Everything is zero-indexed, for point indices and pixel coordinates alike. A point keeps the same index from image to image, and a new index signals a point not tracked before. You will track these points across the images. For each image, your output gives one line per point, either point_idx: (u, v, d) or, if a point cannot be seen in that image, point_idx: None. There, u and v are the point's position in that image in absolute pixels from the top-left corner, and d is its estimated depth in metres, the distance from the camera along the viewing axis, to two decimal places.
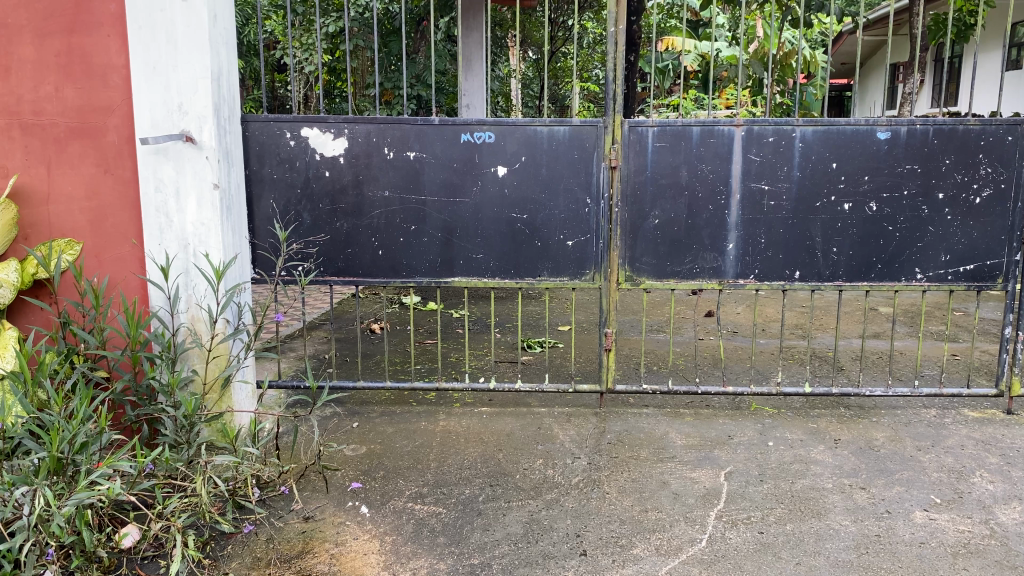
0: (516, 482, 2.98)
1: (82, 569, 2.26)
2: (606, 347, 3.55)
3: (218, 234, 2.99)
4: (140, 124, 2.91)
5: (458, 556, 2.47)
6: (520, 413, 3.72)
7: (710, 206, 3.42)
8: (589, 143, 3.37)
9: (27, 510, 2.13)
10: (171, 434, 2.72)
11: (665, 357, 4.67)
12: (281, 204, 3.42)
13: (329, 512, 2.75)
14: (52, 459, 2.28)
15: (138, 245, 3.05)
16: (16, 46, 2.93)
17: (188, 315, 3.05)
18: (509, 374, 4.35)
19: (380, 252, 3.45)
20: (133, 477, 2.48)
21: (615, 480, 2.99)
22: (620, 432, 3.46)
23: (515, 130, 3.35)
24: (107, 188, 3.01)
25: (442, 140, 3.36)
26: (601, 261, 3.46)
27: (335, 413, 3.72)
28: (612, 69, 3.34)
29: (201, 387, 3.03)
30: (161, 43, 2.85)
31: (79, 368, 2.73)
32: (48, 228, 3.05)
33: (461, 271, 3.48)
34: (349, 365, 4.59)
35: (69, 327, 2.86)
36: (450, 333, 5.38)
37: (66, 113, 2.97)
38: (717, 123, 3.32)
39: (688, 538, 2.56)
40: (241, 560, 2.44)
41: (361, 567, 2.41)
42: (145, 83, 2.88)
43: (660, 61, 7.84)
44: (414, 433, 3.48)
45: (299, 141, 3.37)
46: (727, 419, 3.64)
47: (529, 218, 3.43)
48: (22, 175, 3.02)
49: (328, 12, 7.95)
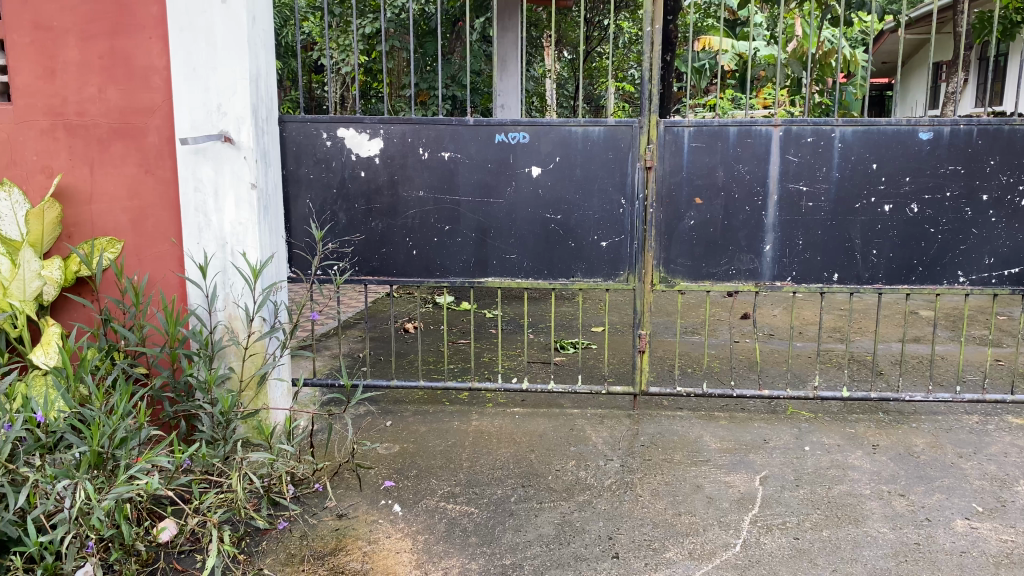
0: (548, 483, 2.97)
1: (121, 562, 2.32)
2: (639, 349, 3.53)
3: (256, 233, 3.03)
4: (180, 125, 2.95)
5: (490, 556, 2.47)
6: (552, 415, 3.71)
7: (747, 206, 3.38)
8: (624, 143, 3.34)
9: (69, 503, 2.20)
10: (209, 430, 2.76)
11: (700, 359, 4.64)
12: (318, 204, 3.45)
13: (362, 510, 2.77)
14: (93, 453, 2.35)
15: (177, 244, 3.10)
16: (61, 49, 2.99)
17: (225, 313, 3.10)
18: (542, 375, 4.35)
19: (415, 252, 3.47)
20: (171, 473, 2.50)
21: (649, 483, 2.97)
22: (654, 435, 3.44)
23: (549, 131, 3.34)
24: (148, 188, 3.07)
25: (477, 141, 3.36)
26: (635, 263, 3.44)
27: (369, 412, 3.75)
28: (648, 68, 3.32)
29: (239, 385, 3.08)
30: (201, 45, 2.89)
31: (119, 365, 2.79)
32: (90, 227, 3.11)
33: (495, 271, 3.48)
34: (383, 364, 4.62)
35: (110, 324, 2.93)
36: (483, 334, 5.39)
37: (108, 115, 3.02)
38: (755, 123, 3.28)
39: (723, 543, 2.53)
40: (276, 557, 2.47)
41: (393, 565, 2.42)
42: (186, 85, 2.93)
43: (698, 60, 7.74)
44: (447, 432, 3.49)
45: (335, 141, 3.39)
46: (763, 423, 3.60)
47: (563, 219, 3.42)
48: (66, 175, 3.08)
49: (364, 14, 7.96)
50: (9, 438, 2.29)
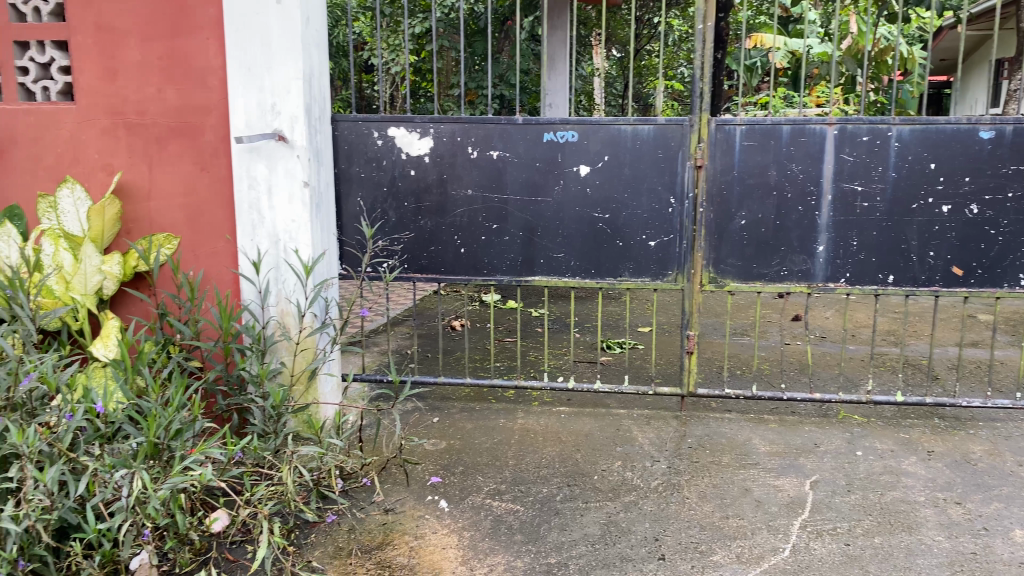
0: (594, 483, 2.96)
1: (176, 550, 2.40)
2: (688, 350, 3.50)
3: (307, 230, 3.07)
4: (236, 124, 3.02)
5: (536, 554, 2.47)
6: (599, 415, 3.70)
7: (800, 206, 3.32)
8: (675, 142, 3.31)
9: (125, 492, 2.28)
10: (261, 423, 2.79)
11: (749, 361, 4.58)
12: (368, 202, 3.50)
13: (408, 505, 2.79)
14: (149, 445, 2.45)
15: (231, 240, 3.16)
16: (123, 50, 3.07)
17: (277, 309, 3.15)
18: (589, 375, 4.34)
19: (462, 250, 3.49)
20: (223, 465, 2.58)
21: (696, 485, 2.94)
22: (701, 437, 3.41)
23: (598, 130, 3.33)
24: (203, 185, 3.13)
25: (526, 140, 3.37)
26: (685, 263, 3.40)
27: (417, 408, 3.78)
28: (699, 66, 3.30)
29: (289, 379, 3.13)
30: (256, 45, 2.94)
31: (175, 358, 2.86)
32: (148, 223, 3.19)
33: (542, 270, 3.48)
34: (430, 361, 4.66)
35: (166, 318, 3.00)
36: (530, 332, 5.39)
37: (166, 114, 3.09)
38: (809, 121, 3.23)
39: (771, 547, 2.50)
40: (324, 549, 2.52)
41: (439, 561, 2.44)
42: (241, 85, 2.98)
43: (749, 58, 7.63)
44: (493, 430, 3.50)
45: (386, 140, 3.43)
46: (813, 426, 3.54)
47: (611, 218, 3.41)
48: (126, 173, 3.16)
49: (415, 14, 8.02)
50: (70, 426, 2.37)
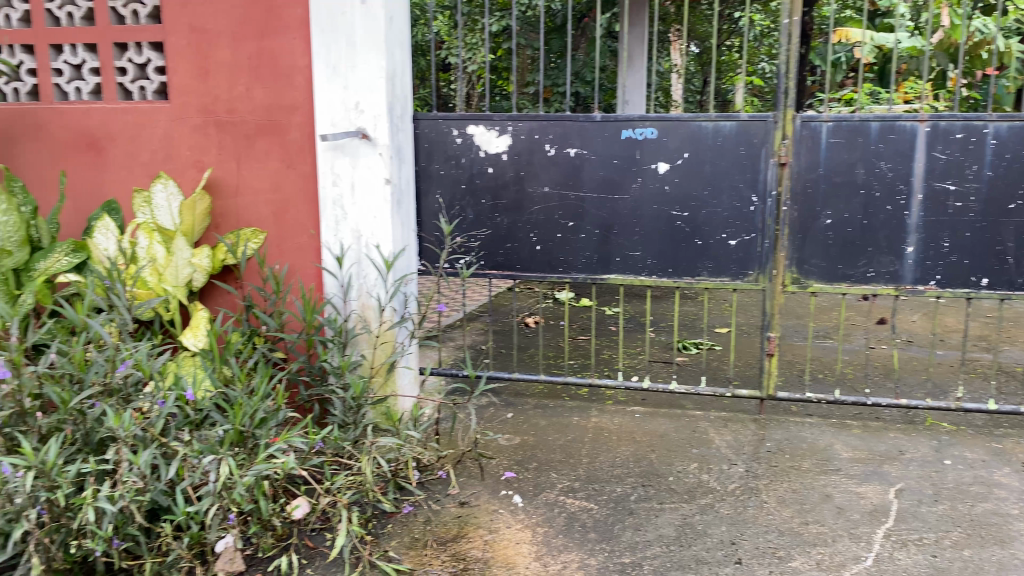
0: (669, 484, 2.94)
1: (259, 535, 2.51)
2: (768, 352, 3.43)
3: (388, 226, 3.13)
4: (320, 122, 3.09)
5: (610, 553, 2.47)
6: (675, 415, 3.66)
7: (888, 205, 3.22)
8: (758, 139, 3.25)
9: (213, 477, 2.38)
10: (340, 414, 2.87)
11: (831, 365, 4.46)
12: (446, 199, 3.54)
13: (483, 499, 2.82)
14: (234, 433, 2.56)
15: (315, 235, 3.24)
16: (215, 50, 3.18)
17: (358, 302, 3.22)
18: (664, 375, 4.30)
19: (539, 247, 3.50)
20: (304, 453, 2.66)
21: (775, 489, 2.88)
22: (780, 441, 3.34)
23: (679, 126, 3.29)
24: (289, 181, 3.22)
25: (604, 137, 3.35)
26: (766, 263, 3.34)
27: (492, 403, 3.81)
28: (784, 62, 3.23)
29: (368, 372, 3.19)
30: (341, 45, 3.01)
31: (260, 349, 2.96)
32: (236, 218, 3.30)
33: (618, 268, 3.46)
34: (504, 357, 4.68)
35: (252, 310, 3.10)
36: (604, 331, 5.37)
37: (255, 112, 3.19)
38: (899, 118, 3.12)
39: (853, 556, 2.43)
40: (400, 539, 2.57)
41: (513, 555, 2.46)
42: (326, 84, 3.06)
43: (835, 54, 7.41)
44: (567, 427, 3.50)
45: (465, 137, 3.47)
46: (899, 433, 3.43)
47: (690, 216, 3.36)
48: (216, 169, 3.28)
49: (493, 12, 8.06)
50: (162, 413, 2.47)
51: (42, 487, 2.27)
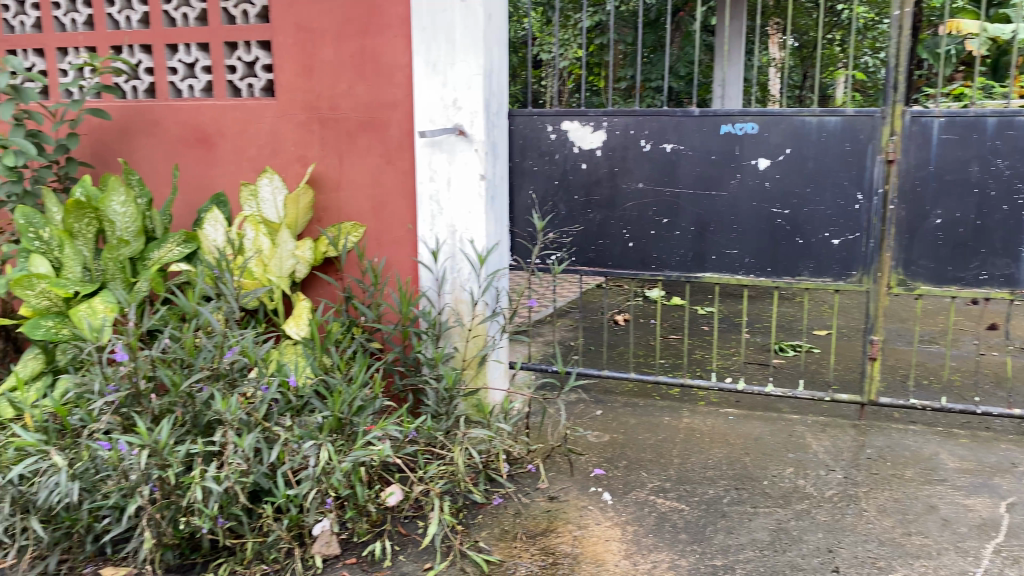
0: (763, 488, 2.88)
1: (354, 519, 2.57)
2: (870, 356, 3.33)
3: (483, 222, 3.17)
4: (419, 118, 3.15)
5: (701, 555, 2.43)
6: (769, 418, 3.58)
7: (1005, 205, 3.07)
8: (864, 135, 3.14)
9: (312, 462, 2.47)
10: (433, 405, 2.92)
11: (937, 371, 4.28)
12: (540, 195, 3.56)
13: (572, 495, 2.83)
14: (334, 420, 2.64)
15: (412, 229, 3.30)
16: (319, 49, 3.28)
17: (452, 296, 3.27)
18: (759, 377, 4.21)
19: (632, 244, 3.48)
20: (399, 441, 2.72)
21: (875, 498, 2.79)
22: (882, 448, 3.22)
23: (780, 122, 3.21)
24: (387, 177, 3.29)
25: (702, 132, 3.30)
26: (870, 263, 3.22)
27: (582, 400, 3.81)
28: (893, 55, 3.12)
29: (461, 364, 3.24)
30: (441, 42, 3.06)
31: (358, 339, 3.05)
32: (337, 212, 3.40)
33: (714, 266, 3.41)
34: (594, 354, 4.67)
35: (351, 301, 3.19)
36: (697, 330, 5.29)
37: (356, 109, 3.27)
38: (1019, 113, 2.97)
39: (959, 570, 2.33)
40: (490, 531, 2.61)
41: (602, 552, 2.45)
42: (425, 81, 3.11)
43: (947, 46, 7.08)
44: (658, 427, 3.47)
45: (560, 133, 3.48)
46: (1011, 445, 3.26)
47: (791, 214, 3.27)
48: (318, 164, 3.38)
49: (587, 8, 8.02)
50: (266, 398, 2.58)
51: (155, 465, 2.39)
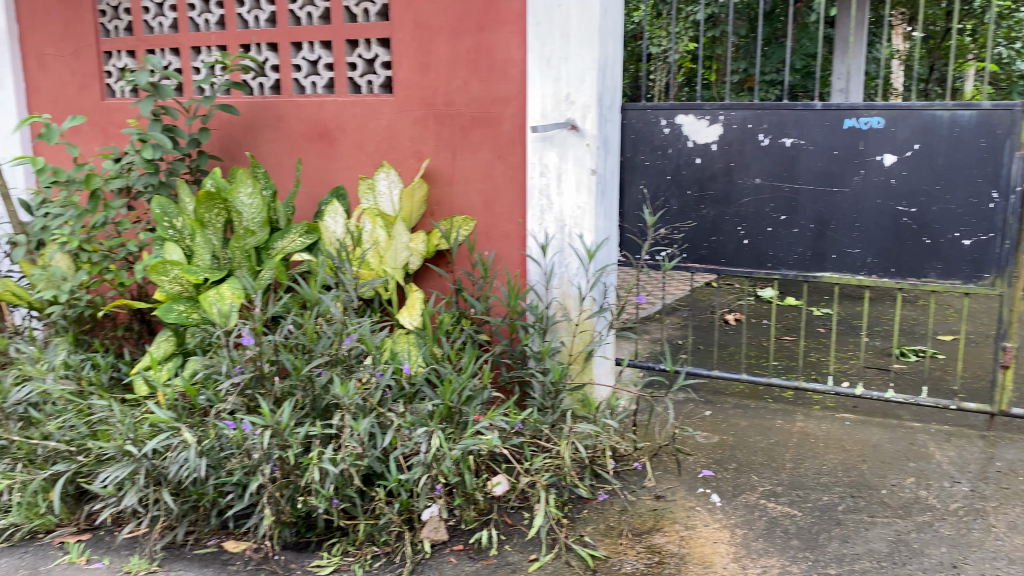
0: (881, 497, 2.76)
1: (462, 506, 2.60)
2: (1003, 363, 3.16)
3: (593, 217, 3.17)
4: (532, 113, 3.17)
5: (814, 562, 2.36)
6: (889, 426, 3.43)
7: None
8: (1001, 130, 2.97)
9: (424, 448, 2.52)
10: (540, 398, 2.95)
11: None
12: (651, 190, 3.53)
13: (680, 495, 2.80)
14: (444, 408, 2.70)
15: (521, 223, 3.32)
16: (436, 45, 3.35)
17: (560, 291, 3.29)
18: (878, 382, 4.04)
19: (746, 241, 3.40)
20: (507, 432, 2.75)
21: (1005, 514, 2.64)
22: (1013, 461, 3.04)
23: (909, 116, 3.07)
24: (499, 171, 3.33)
25: (823, 127, 3.19)
26: (1004, 265, 3.05)
27: (691, 399, 3.76)
28: None
29: (567, 358, 3.24)
30: (556, 37, 3.07)
31: (468, 330, 3.11)
32: (449, 206, 3.46)
33: (833, 266, 3.29)
34: (704, 353, 4.60)
35: (461, 293, 3.25)
36: (811, 332, 5.12)
37: (470, 104, 3.32)
38: None
39: None
40: (596, 526, 2.61)
41: (710, 554, 2.42)
42: (539, 75, 3.13)
43: None
44: (769, 430, 3.39)
45: (674, 128, 3.43)
46: None
47: (918, 213, 3.12)
48: (433, 159, 3.45)
49: None
50: (381, 384, 2.67)
51: (276, 445, 2.51)
